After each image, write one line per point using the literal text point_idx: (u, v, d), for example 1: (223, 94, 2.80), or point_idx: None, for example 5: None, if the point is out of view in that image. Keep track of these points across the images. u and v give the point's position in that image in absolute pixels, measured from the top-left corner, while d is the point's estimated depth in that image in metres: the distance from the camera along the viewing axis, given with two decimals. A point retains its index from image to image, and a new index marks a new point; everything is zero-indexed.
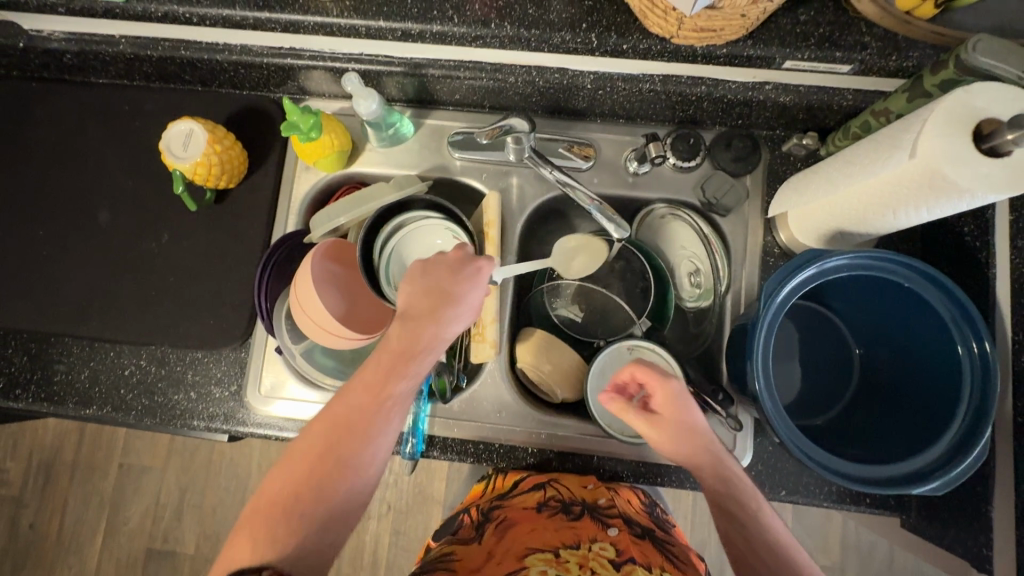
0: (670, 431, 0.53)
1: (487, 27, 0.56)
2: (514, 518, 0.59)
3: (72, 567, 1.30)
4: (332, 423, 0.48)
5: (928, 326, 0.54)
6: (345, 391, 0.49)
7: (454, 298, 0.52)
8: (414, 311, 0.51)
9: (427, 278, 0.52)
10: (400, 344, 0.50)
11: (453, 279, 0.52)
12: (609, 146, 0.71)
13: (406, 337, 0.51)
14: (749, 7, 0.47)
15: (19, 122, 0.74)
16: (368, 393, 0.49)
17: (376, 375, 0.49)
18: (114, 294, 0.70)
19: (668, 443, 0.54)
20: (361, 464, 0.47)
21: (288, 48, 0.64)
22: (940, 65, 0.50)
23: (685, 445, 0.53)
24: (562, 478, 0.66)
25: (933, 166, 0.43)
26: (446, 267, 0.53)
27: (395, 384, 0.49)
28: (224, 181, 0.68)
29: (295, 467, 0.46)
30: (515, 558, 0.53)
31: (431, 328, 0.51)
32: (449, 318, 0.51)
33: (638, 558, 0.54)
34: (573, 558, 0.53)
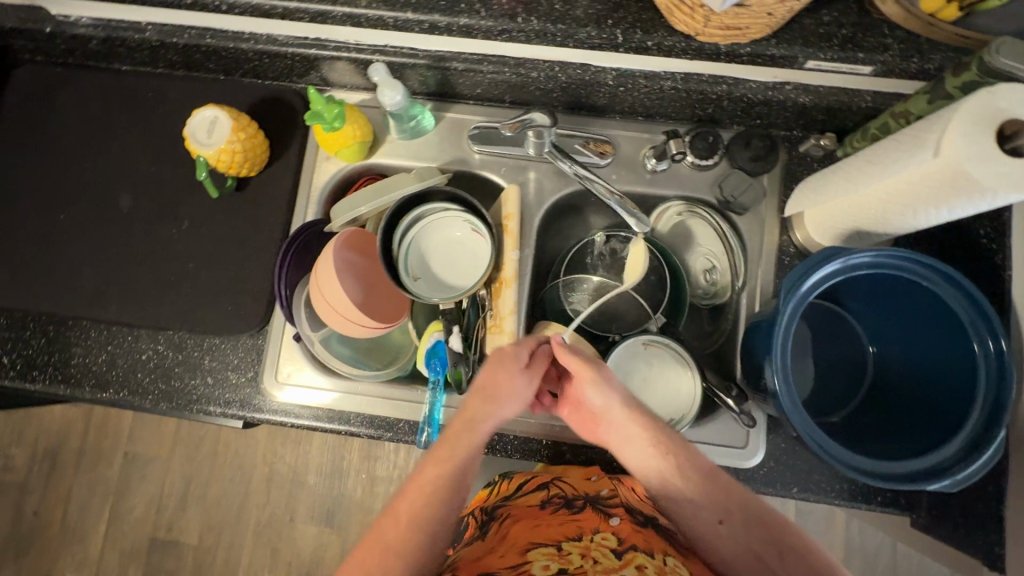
0: (595, 373, 0.59)
1: (514, 21, 0.56)
2: (519, 516, 0.62)
3: (75, 555, 1.30)
4: (389, 527, 0.50)
5: (942, 324, 0.55)
6: (401, 496, 0.52)
7: (501, 390, 0.56)
8: (467, 409, 0.56)
9: (483, 377, 0.57)
10: (454, 443, 0.54)
11: (502, 373, 0.57)
12: (627, 143, 0.71)
13: (456, 435, 0.55)
14: (776, 5, 0.47)
15: (43, 107, 0.74)
16: (420, 492, 0.51)
17: (427, 479, 0.52)
18: (133, 279, 0.71)
19: (598, 388, 0.58)
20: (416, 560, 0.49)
21: (313, 38, 0.64)
22: (963, 66, 0.50)
23: (613, 390, 0.58)
24: (566, 474, 0.68)
25: (957, 165, 0.43)
26: (499, 363, 0.57)
27: (446, 483, 0.52)
28: (246, 169, 0.69)
29: (389, 531, 0.50)
30: (518, 553, 0.55)
31: (483, 423, 0.56)
32: (496, 411, 0.56)
33: (639, 545, 0.55)
34: (575, 550, 0.55)
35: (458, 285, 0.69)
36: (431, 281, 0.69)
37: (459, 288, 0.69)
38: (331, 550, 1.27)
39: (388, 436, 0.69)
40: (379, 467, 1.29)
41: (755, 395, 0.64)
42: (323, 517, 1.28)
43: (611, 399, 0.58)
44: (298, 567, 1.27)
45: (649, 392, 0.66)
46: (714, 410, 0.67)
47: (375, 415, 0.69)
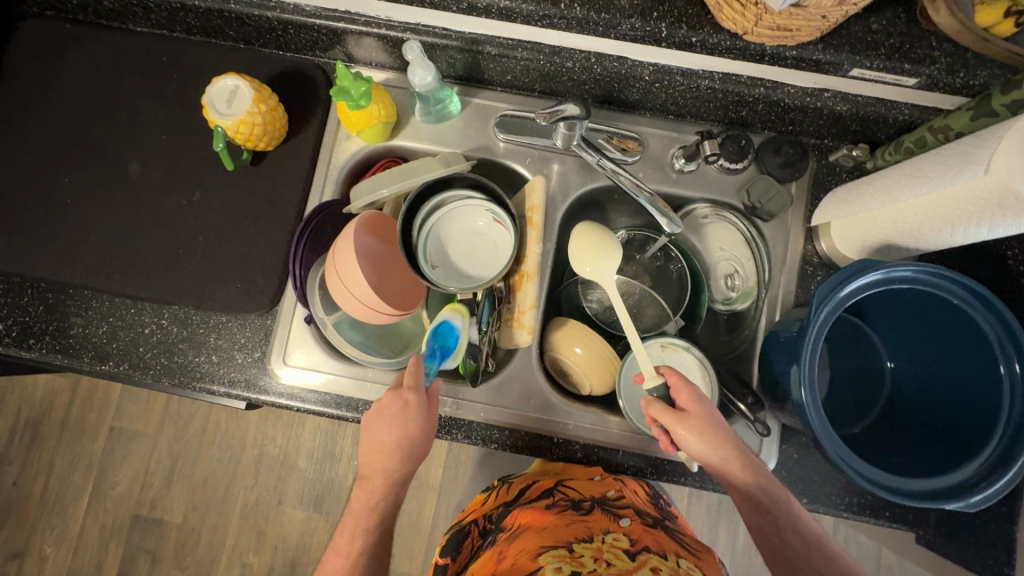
0: (698, 428, 0.53)
1: (557, 7, 0.54)
2: (525, 521, 0.59)
3: (55, 528, 1.27)
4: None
5: (967, 344, 0.55)
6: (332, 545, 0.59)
7: (395, 447, 0.57)
8: (368, 463, 0.59)
9: (373, 428, 0.58)
10: (363, 496, 0.60)
11: (398, 425, 0.57)
12: (656, 141, 0.70)
13: (366, 486, 0.60)
14: (832, 9, 0.46)
15: (49, 64, 0.71)
16: (348, 541, 0.58)
17: (355, 528, 0.59)
18: (138, 249, 0.68)
19: (701, 447, 0.53)
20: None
21: (343, 11, 0.62)
22: (1012, 84, 0.50)
23: (715, 446, 0.53)
24: (568, 478, 0.66)
25: (1006, 184, 0.43)
26: (388, 412, 0.57)
27: (360, 532, 0.58)
28: (263, 143, 0.67)
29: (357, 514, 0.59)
30: (530, 558, 0.52)
31: (380, 474, 0.59)
32: (389, 465, 0.59)
33: (651, 547, 0.55)
34: (587, 552, 0.53)
35: (475, 276, 0.68)
36: (450, 270, 0.68)
37: (477, 279, 0.68)
38: (319, 536, 1.26)
39: None
40: None
41: (771, 404, 0.64)
42: (312, 501, 1.26)
43: (714, 456, 0.53)
44: (284, 551, 1.26)
45: None
46: (728, 417, 0.66)
47: None
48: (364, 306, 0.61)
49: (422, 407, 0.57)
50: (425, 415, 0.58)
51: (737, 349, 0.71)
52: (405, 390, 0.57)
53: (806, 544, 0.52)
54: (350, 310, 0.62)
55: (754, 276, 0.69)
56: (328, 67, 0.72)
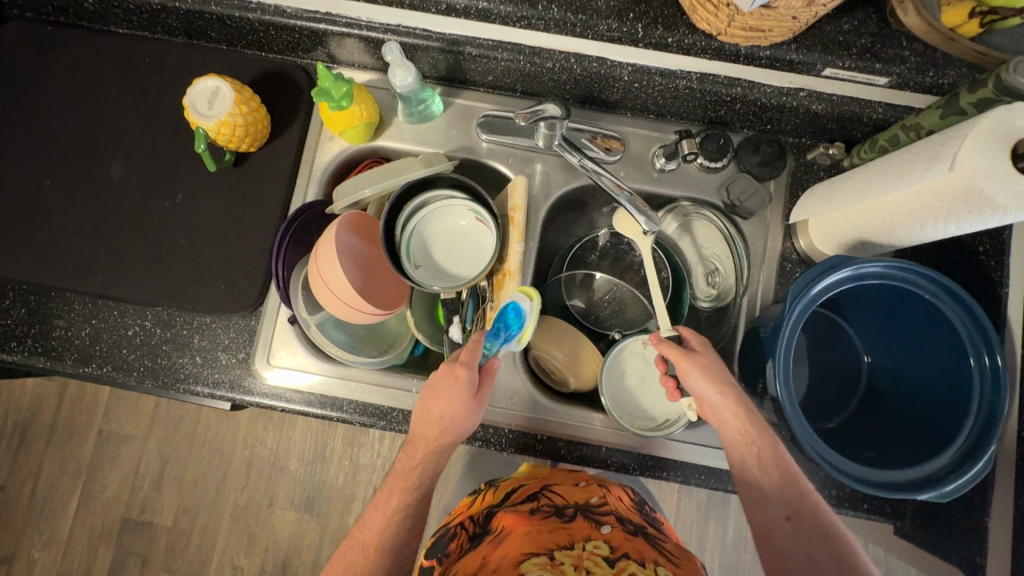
0: (701, 363, 0.54)
1: (534, 8, 0.55)
2: (508, 526, 0.59)
3: (42, 533, 1.26)
4: (359, 538, 0.57)
5: (940, 338, 0.56)
6: (371, 506, 0.59)
7: (444, 421, 0.56)
8: (414, 430, 0.58)
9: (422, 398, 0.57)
10: (406, 462, 0.58)
11: (448, 398, 0.56)
12: (636, 141, 0.71)
13: (409, 453, 0.58)
14: (802, 10, 0.47)
15: (31, 66, 0.71)
16: (384, 505, 0.57)
17: (391, 494, 0.58)
18: (121, 251, 0.68)
19: (703, 379, 0.54)
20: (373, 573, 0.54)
21: (324, 13, 0.62)
22: (978, 84, 0.51)
23: (716, 382, 0.54)
24: (555, 483, 0.66)
25: (970, 181, 0.44)
26: (440, 384, 0.56)
27: (396, 499, 0.57)
28: (245, 144, 0.67)
29: (398, 476, 0.58)
30: (511, 566, 0.52)
31: (422, 446, 0.57)
32: (438, 439, 0.57)
33: (632, 554, 0.54)
34: (568, 560, 0.52)
35: (458, 275, 0.68)
36: (432, 269, 0.68)
37: (460, 278, 0.68)
38: (309, 537, 1.26)
39: (380, 425, 0.68)
40: (363, 455, 1.27)
41: (751, 399, 0.65)
42: (302, 503, 1.26)
43: (712, 391, 0.54)
44: (275, 553, 1.26)
45: (646, 391, 0.68)
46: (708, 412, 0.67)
47: (368, 404, 0.68)
48: (355, 311, 0.62)
49: (472, 387, 0.56)
50: (475, 397, 0.57)
51: (718, 345, 0.71)
52: (457, 365, 0.57)
53: (784, 483, 0.51)
54: (341, 314, 0.62)
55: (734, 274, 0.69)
56: (311, 68, 0.72)
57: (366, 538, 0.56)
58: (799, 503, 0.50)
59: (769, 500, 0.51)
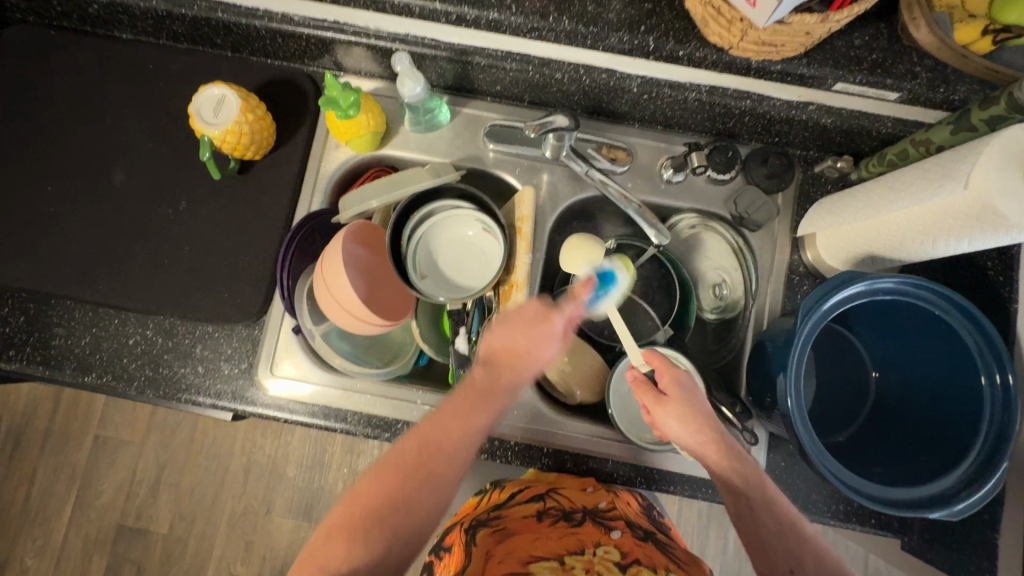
0: (674, 412, 0.53)
1: (545, 20, 0.55)
2: (515, 527, 0.60)
3: (36, 539, 1.24)
4: (396, 458, 0.52)
5: (951, 357, 0.56)
6: (441, 408, 0.54)
7: (530, 355, 0.56)
8: (494, 357, 0.56)
9: (508, 332, 0.56)
10: (484, 382, 0.55)
11: (536, 337, 0.56)
12: (645, 151, 0.70)
13: (489, 378, 0.55)
14: (816, 26, 0.47)
15: (34, 70, 0.70)
16: (462, 415, 0.53)
17: (410, 455, 0.51)
18: (123, 259, 0.67)
19: (677, 427, 0.53)
20: (445, 479, 0.52)
21: (332, 21, 0.62)
22: (991, 100, 0.51)
23: (690, 432, 0.53)
24: (561, 486, 0.65)
25: (985, 200, 0.44)
26: (535, 324, 0.56)
27: (477, 417, 0.54)
28: (250, 152, 0.66)
29: (420, 445, 0.52)
30: (519, 562, 0.53)
31: (507, 376, 0.55)
32: (522, 371, 0.56)
33: (642, 559, 0.54)
34: (578, 564, 0.53)
35: (465, 286, 0.68)
36: (439, 280, 0.67)
37: (467, 288, 0.68)
38: (308, 545, 1.24)
39: (385, 437, 0.67)
40: (362, 461, 1.26)
41: (759, 413, 0.64)
42: (300, 510, 1.25)
43: (688, 439, 0.53)
44: (272, 560, 1.24)
45: None
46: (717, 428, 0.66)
47: (373, 415, 0.67)
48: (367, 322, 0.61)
49: (561, 335, 0.57)
50: (560, 341, 0.57)
51: (726, 358, 0.70)
52: (552, 310, 0.57)
53: (781, 530, 0.50)
54: (353, 325, 0.62)
55: (741, 286, 0.70)
56: (317, 76, 0.71)
57: (370, 498, 0.50)
58: (799, 551, 0.49)
59: (772, 550, 0.49)
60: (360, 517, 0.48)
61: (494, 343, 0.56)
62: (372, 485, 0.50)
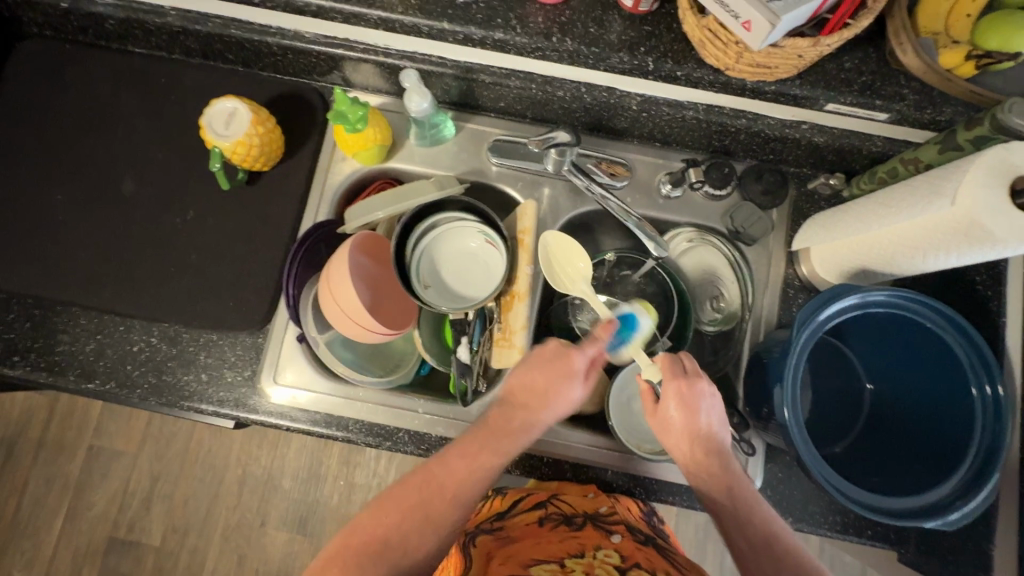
0: (658, 422, 0.55)
1: (549, 40, 0.58)
2: (516, 532, 0.60)
3: (26, 552, 1.23)
4: (397, 497, 0.52)
5: (943, 367, 0.57)
6: (452, 447, 0.55)
7: (549, 395, 0.57)
8: (511, 397, 0.58)
9: (529, 370, 0.58)
10: (498, 423, 0.57)
11: (556, 379, 0.57)
12: (643, 167, 0.72)
13: (504, 419, 0.57)
14: (808, 49, 0.49)
15: (49, 82, 0.72)
16: (472, 456, 0.54)
17: (412, 493, 0.52)
18: (131, 267, 0.68)
19: (677, 428, 0.54)
20: (446, 522, 0.52)
21: (341, 39, 0.64)
22: (976, 121, 0.53)
23: (671, 439, 0.55)
24: (562, 492, 0.66)
25: (971, 216, 0.46)
26: (556, 361, 0.58)
27: (487, 459, 0.54)
28: (259, 163, 0.68)
29: (422, 487, 0.52)
30: (520, 564, 0.54)
31: (521, 415, 0.57)
32: (535, 412, 0.57)
33: (642, 563, 0.54)
34: (578, 567, 0.54)
35: (468, 296, 0.69)
36: (442, 290, 0.69)
37: (469, 299, 0.69)
38: (301, 559, 1.23)
39: (386, 446, 0.67)
40: (359, 474, 1.26)
41: (755, 423, 0.65)
42: (296, 523, 1.24)
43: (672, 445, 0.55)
44: (266, 574, 1.23)
45: None
46: None
47: (375, 423, 0.67)
48: (381, 326, 0.62)
49: (581, 374, 0.59)
50: (583, 383, 0.59)
51: (722, 369, 0.71)
52: (570, 348, 0.59)
53: (752, 546, 0.49)
54: (369, 331, 0.62)
55: (738, 299, 0.71)
56: (325, 91, 0.73)
57: (362, 536, 0.50)
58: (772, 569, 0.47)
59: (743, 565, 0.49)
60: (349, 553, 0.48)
61: (506, 387, 0.59)
62: (372, 520, 0.51)
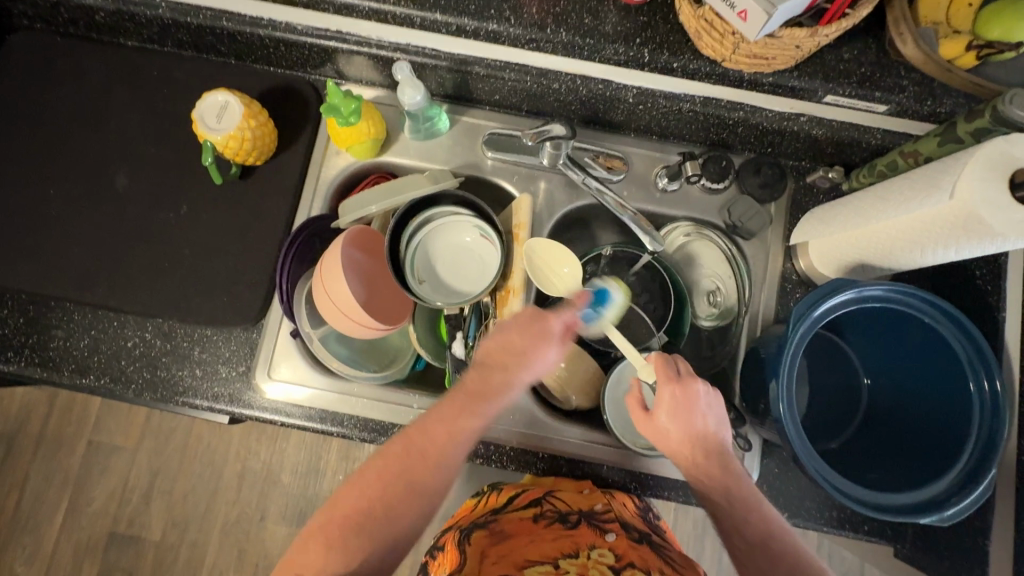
0: (650, 428, 0.55)
1: (543, 31, 0.57)
2: (510, 529, 0.59)
3: (26, 546, 1.23)
4: (376, 468, 0.51)
5: (941, 362, 0.57)
6: (430, 411, 0.53)
7: (527, 356, 0.54)
8: (488, 358, 0.55)
9: (504, 335, 0.55)
10: (475, 384, 0.54)
11: (533, 340, 0.55)
12: (640, 160, 0.71)
13: (481, 379, 0.54)
14: (805, 40, 0.48)
15: (39, 76, 0.71)
16: (450, 419, 0.52)
17: (389, 464, 0.51)
18: (124, 263, 0.68)
19: (675, 432, 0.53)
20: (427, 489, 0.51)
21: (334, 31, 0.63)
22: (976, 113, 0.52)
23: (665, 442, 0.54)
24: (558, 489, 0.65)
25: (969, 209, 0.46)
26: (533, 324, 0.55)
27: (466, 421, 0.52)
28: (252, 157, 0.67)
29: (398, 456, 0.51)
30: (515, 566, 0.54)
31: (499, 374, 0.54)
32: (513, 373, 0.54)
33: (636, 562, 0.54)
34: (572, 568, 0.54)
35: (463, 291, 0.69)
36: (437, 285, 0.68)
37: (464, 294, 0.68)
38: None
39: (381, 441, 0.67)
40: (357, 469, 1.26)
41: (752, 419, 0.65)
42: (295, 517, 1.24)
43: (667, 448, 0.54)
44: (265, 568, 1.23)
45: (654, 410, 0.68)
46: None
47: (370, 419, 0.67)
48: (376, 319, 0.62)
49: (557, 336, 0.56)
50: (559, 346, 0.56)
51: (719, 365, 0.69)
52: (546, 314, 0.56)
53: (753, 550, 0.49)
54: (365, 326, 0.62)
55: (735, 294, 0.70)
56: (319, 84, 0.73)
57: (344, 510, 0.50)
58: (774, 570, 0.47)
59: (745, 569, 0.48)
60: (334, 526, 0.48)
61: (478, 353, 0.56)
62: (353, 493, 0.50)
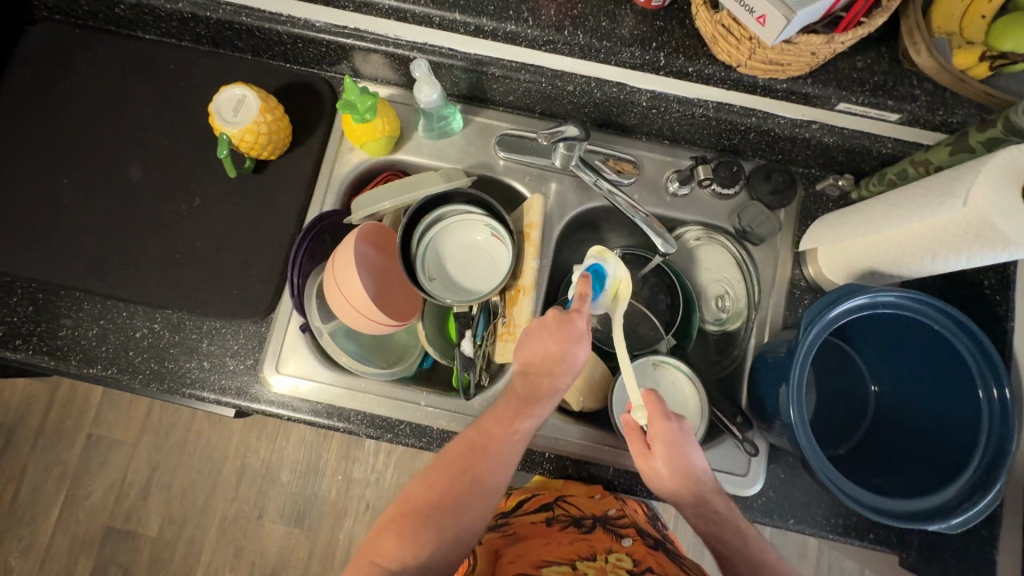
0: (657, 467, 0.54)
1: (560, 33, 0.58)
2: (523, 532, 0.61)
3: (21, 539, 1.22)
4: (440, 463, 0.54)
5: (950, 370, 0.57)
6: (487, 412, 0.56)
7: (564, 358, 0.55)
8: (530, 361, 0.56)
9: (537, 341, 0.55)
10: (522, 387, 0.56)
11: (560, 339, 0.55)
12: (651, 164, 0.72)
13: (528, 382, 0.56)
14: (821, 46, 0.49)
15: (57, 67, 0.72)
16: (507, 417, 0.54)
17: (450, 459, 0.53)
18: (135, 253, 0.68)
19: (678, 469, 0.53)
20: (489, 484, 0.53)
21: (352, 28, 0.64)
22: (988, 123, 0.52)
23: (676, 484, 0.53)
24: (568, 493, 0.65)
25: (982, 216, 0.46)
26: (553, 325, 0.55)
27: (521, 420, 0.54)
28: (266, 152, 0.67)
29: (458, 453, 0.53)
30: (531, 566, 0.55)
31: (545, 377, 0.55)
32: (558, 374, 0.55)
33: (655, 568, 0.55)
34: (591, 570, 0.55)
35: (472, 289, 0.69)
36: (447, 282, 0.68)
37: (474, 292, 0.69)
38: (297, 552, 1.23)
39: (388, 438, 0.67)
40: (357, 468, 1.25)
41: (759, 423, 0.65)
42: (293, 516, 1.24)
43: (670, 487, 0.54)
44: (261, 568, 1.22)
45: None
46: (717, 435, 0.67)
47: (377, 415, 0.67)
48: (384, 313, 0.62)
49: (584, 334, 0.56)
50: (583, 340, 0.55)
51: (728, 369, 0.72)
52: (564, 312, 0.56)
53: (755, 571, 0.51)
54: (374, 318, 0.62)
55: (744, 297, 0.71)
56: (335, 81, 0.73)
57: (414, 504, 0.52)
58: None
59: None
60: (403, 520, 0.51)
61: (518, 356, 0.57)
62: (420, 489, 0.53)
